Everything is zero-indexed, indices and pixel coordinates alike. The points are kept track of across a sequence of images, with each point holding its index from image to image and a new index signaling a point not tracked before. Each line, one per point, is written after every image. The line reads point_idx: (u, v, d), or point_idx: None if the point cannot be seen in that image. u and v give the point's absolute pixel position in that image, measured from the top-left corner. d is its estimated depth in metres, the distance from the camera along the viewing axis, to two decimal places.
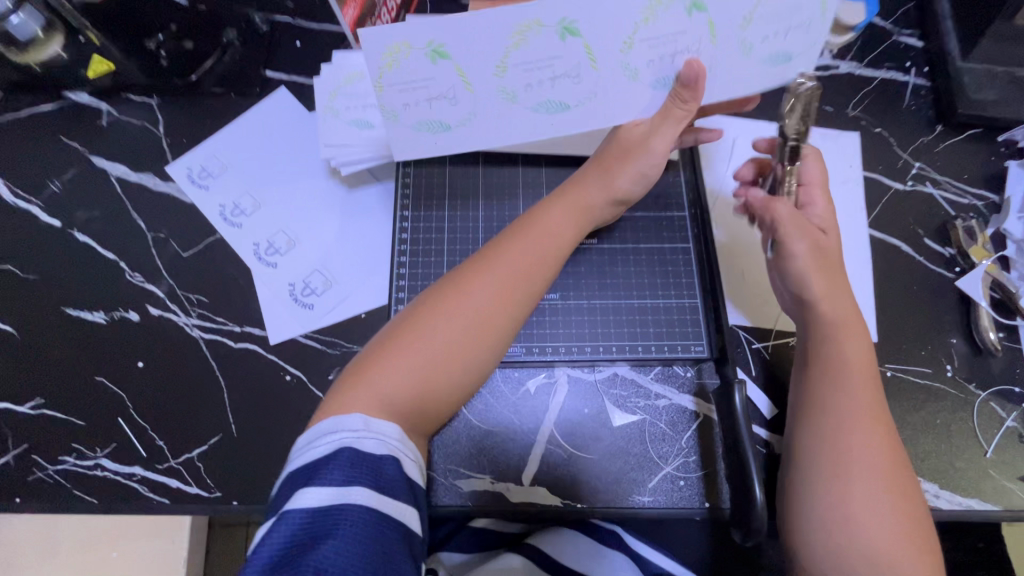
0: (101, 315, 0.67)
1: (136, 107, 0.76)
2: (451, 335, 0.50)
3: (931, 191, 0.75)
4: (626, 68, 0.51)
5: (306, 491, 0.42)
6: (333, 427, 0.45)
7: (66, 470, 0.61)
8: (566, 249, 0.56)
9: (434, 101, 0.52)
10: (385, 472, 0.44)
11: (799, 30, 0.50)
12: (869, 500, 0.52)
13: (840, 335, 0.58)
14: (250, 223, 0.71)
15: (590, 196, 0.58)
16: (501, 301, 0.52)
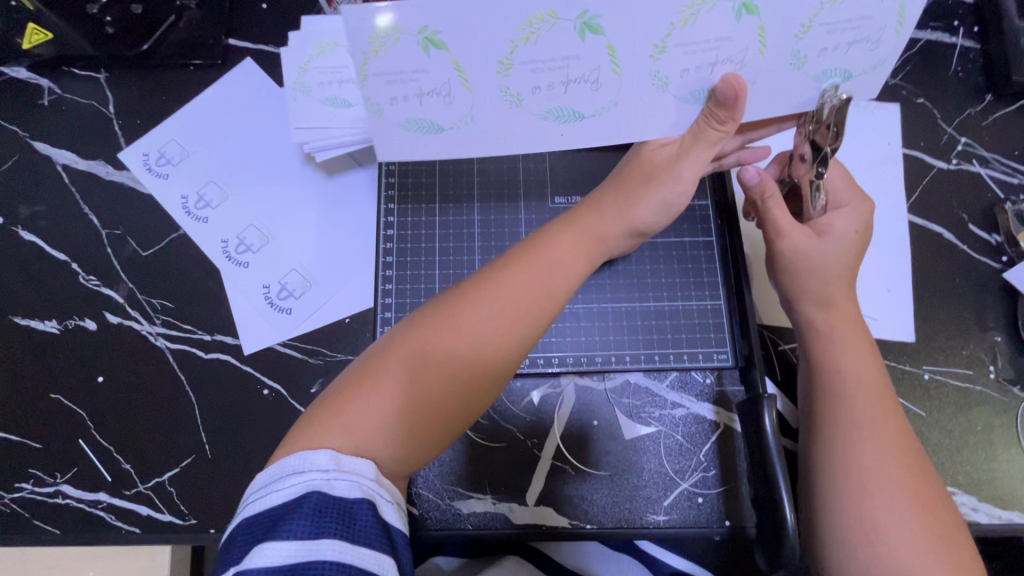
0: (54, 325, 0.60)
1: (81, 83, 0.67)
2: (443, 369, 0.43)
3: (978, 170, 0.67)
4: (658, 79, 0.46)
5: (263, 546, 0.36)
6: (298, 466, 0.39)
7: (25, 497, 0.55)
8: (576, 283, 0.49)
9: (425, 98, 0.45)
10: (361, 520, 0.37)
11: (861, 43, 0.45)
12: (896, 529, 0.44)
13: (845, 339, 0.51)
14: (217, 217, 0.63)
15: (606, 224, 0.51)
16: (500, 331, 0.45)
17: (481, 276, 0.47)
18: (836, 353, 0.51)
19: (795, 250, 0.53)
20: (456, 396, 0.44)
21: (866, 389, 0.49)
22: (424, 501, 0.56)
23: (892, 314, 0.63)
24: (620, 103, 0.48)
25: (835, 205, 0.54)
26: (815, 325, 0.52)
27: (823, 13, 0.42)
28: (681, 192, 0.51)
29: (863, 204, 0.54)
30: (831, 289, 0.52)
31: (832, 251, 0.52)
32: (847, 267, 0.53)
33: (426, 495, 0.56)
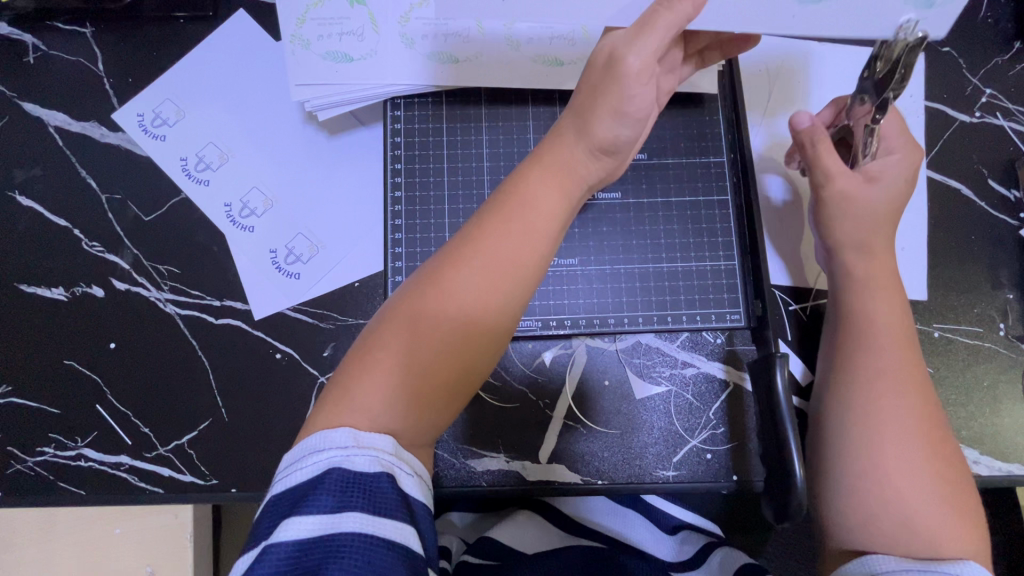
0: (61, 292, 0.59)
1: (67, 39, 0.63)
2: (438, 337, 0.43)
3: (1000, 123, 0.65)
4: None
5: (289, 522, 0.37)
6: (318, 445, 0.40)
7: (47, 461, 0.56)
8: (550, 221, 0.46)
9: None
10: (381, 492, 0.38)
11: None
12: (912, 476, 0.46)
13: (880, 290, 0.51)
14: (218, 179, 0.61)
15: (567, 152, 0.47)
16: (489, 294, 0.44)
17: (464, 241, 0.45)
18: (869, 304, 0.51)
19: (842, 197, 0.52)
20: (457, 363, 0.44)
21: (894, 339, 0.50)
22: (440, 460, 0.57)
23: (906, 272, 0.62)
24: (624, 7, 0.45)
25: (886, 152, 0.53)
26: (854, 276, 0.52)
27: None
28: (637, 96, 0.45)
29: (916, 151, 0.53)
30: (866, 240, 0.52)
31: (878, 199, 0.51)
32: (890, 217, 0.52)
33: (442, 454, 0.58)
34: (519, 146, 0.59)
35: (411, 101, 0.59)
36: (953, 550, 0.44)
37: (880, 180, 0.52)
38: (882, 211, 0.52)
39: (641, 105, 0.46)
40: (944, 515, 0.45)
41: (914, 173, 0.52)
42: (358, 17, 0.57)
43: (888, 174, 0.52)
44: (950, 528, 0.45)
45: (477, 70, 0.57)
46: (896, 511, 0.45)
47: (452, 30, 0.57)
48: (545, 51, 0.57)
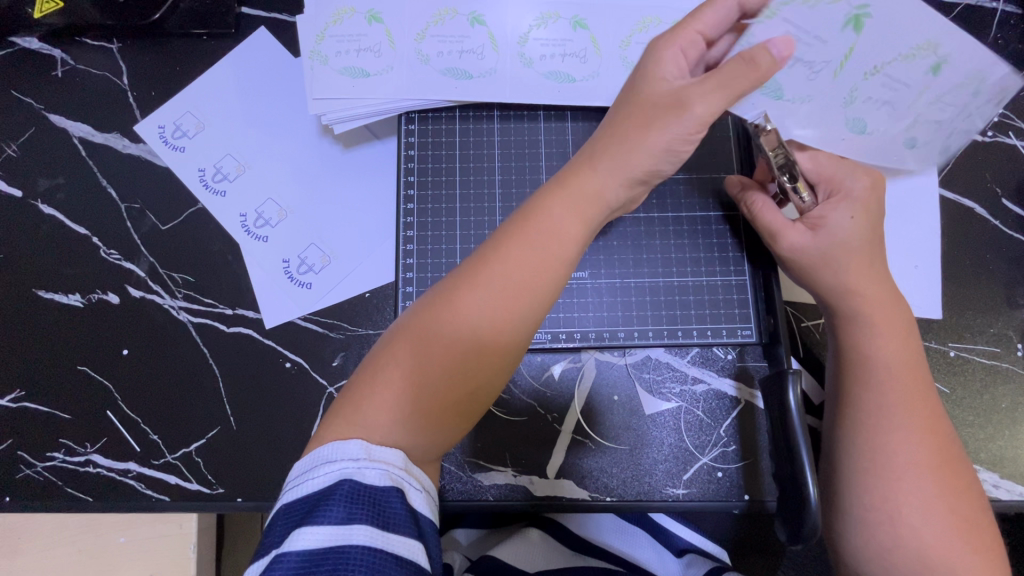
0: (77, 298, 0.60)
1: (96, 54, 0.66)
2: (450, 360, 0.43)
3: (1014, 143, 0.65)
4: (850, 93, 0.50)
5: (298, 532, 0.37)
6: (330, 455, 0.40)
7: (56, 467, 0.56)
8: (571, 250, 0.45)
9: (797, 64, 0.48)
10: (390, 507, 0.38)
11: (886, 108, 0.51)
12: (923, 512, 0.45)
13: (880, 327, 0.49)
14: (235, 190, 0.62)
15: (593, 179, 0.46)
16: (506, 317, 0.43)
17: (479, 260, 0.45)
18: (868, 345, 0.49)
19: (791, 251, 0.52)
20: (474, 383, 0.43)
21: (893, 379, 0.48)
22: (446, 473, 0.57)
23: (920, 290, 0.61)
24: (815, 99, 0.50)
25: (828, 195, 0.52)
26: (841, 315, 0.51)
27: (890, 64, 0.48)
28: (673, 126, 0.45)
29: (858, 182, 0.52)
30: (849, 279, 0.50)
31: (841, 239, 0.50)
32: (864, 253, 0.50)
33: (449, 467, 0.57)
34: (532, 160, 0.59)
35: (425, 115, 0.59)
36: None
37: (825, 228, 0.51)
38: (848, 248, 0.50)
39: (667, 142, 0.45)
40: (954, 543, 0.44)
41: (862, 205, 0.51)
42: (376, 33, 0.59)
43: (834, 220, 0.51)
44: (958, 561, 0.44)
45: (488, 85, 0.59)
46: (902, 538, 0.45)
47: (467, 48, 0.59)
48: (557, 69, 0.59)
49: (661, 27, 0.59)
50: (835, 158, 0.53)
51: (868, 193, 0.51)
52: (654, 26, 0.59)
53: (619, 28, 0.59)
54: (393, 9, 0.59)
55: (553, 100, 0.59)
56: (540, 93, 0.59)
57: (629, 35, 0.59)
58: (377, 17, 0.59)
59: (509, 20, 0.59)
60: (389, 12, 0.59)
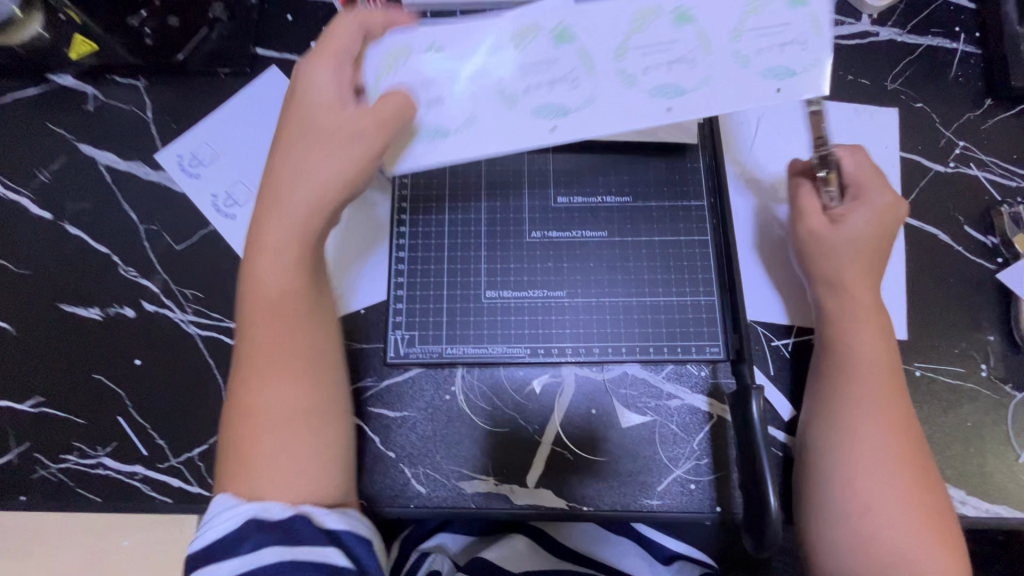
0: (96, 311, 0.65)
1: (124, 90, 0.73)
2: (255, 435, 0.50)
3: (976, 174, 0.69)
4: (738, 55, 0.48)
5: (220, 564, 0.45)
6: (219, 509, 0.47)
7: (69, 468, 0.60)
8: (305, 304, 0.53)
9: (670, 65, 0.49)
10: (297, 527, 0.47)
11: (736, 60, 0.48)
12: (883, 488, 0.51)
13: (862, 322, 0.56)
14: (244, 214, 0.68)
15: (274, 223, 0.52)
16: (299, 386, 0.51)
17: (252, 350, 0.52)
18: (854, 336, 0.55)
19: (810, 233, 0.59)
20: (307, 445, 0.50)
21: (874, 365, 0.55)
22: (431, 481, 0.60)
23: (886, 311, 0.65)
24: (713, 80, 0.48)
25: (855, 198, 0.58)
26: (828, 310, 0.57)
27: (749, 23, 0.49)
28: (325, 168, 0.51)
29: (882, 196, 0.57)
30: (842, 273, 0.56)
31: (849, 238, 0.57)
32: (867, 253, 0.56)
33: (434, 476, 0.60)
34: (514, 189, 0.67)
35: None
36: (909, 548, 0.50)
37: (841, 224, 0.57)
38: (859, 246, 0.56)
39: (323, 179, 0.51)
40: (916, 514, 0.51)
41: (878, 213, 0.57)
42: None
43: (852, 220, 0.57)
44: (912, 531, 0.50)
45: (467, 136, 0.50)
46: (870, 506, 0.51)
47: None
48: (547, 101, 0.50)
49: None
50: (868, 169, 0.58)
51: (881, 203, 0.57)
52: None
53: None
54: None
55: (545, 141, 0.49)
56: (533, 132, 0.49)
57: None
58: None
59: (473, 53, 0.51)
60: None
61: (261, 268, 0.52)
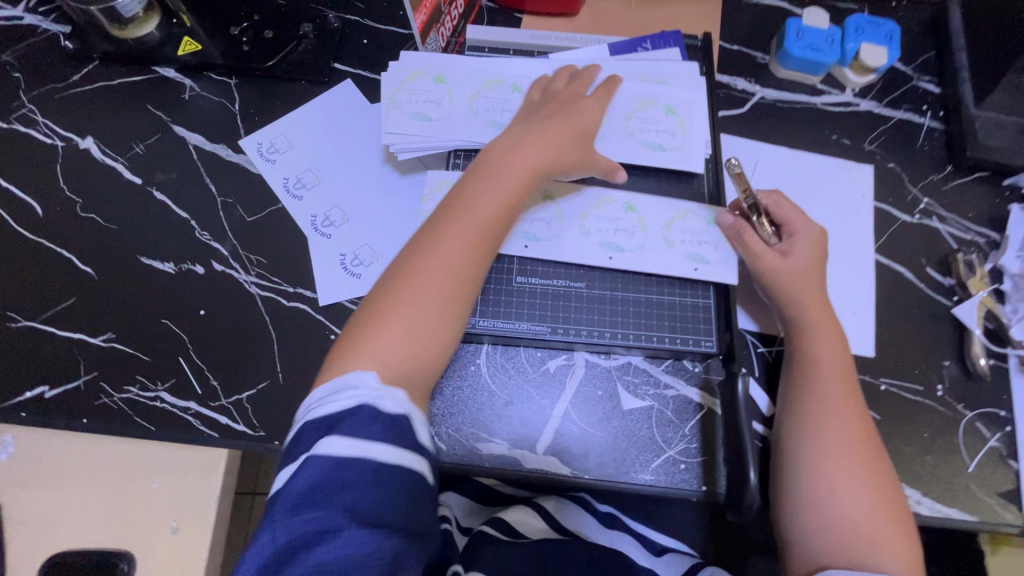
0: (171, 266, 0.74)
1: (217, 85, 0.84)
2: (410, 317, 0.56)
3: (937, 225, 0.81)
4: (668, 241, 0.72)
5: (332, 441, 0.47)
6: (343, 383, 0.50)
7: (130, 398, 0.68)
8: (496, 230, 0.61)
9: (703, 245, 0.72)
10: (405, 431, 0.48)
11: (709, 245, 0.72)
12: (850, 481, 0.58)
13: (821, 334, 0.65)
14: (310, 196, 0.78)
15: (507, 171, 0.63)
16: (452, 284, 0.58)
17: (424, 245, 0.60)
18: (818, 345, 0.64)
19: (769, 270, 0.68)
20: (428, 332, 0.56)
21: (837, 370, 0.63)
22: (453, 441, 0.68)
23: (857, 332, 0.74)
24: (705, 262, 0.71)
25: (789, 233, 0.69)
26: (797, 323, 0.66)
27: (681, 223, 0.73)
28: (519, 157, 0.64)
29: (811, 228, 0.69)
30: (806, 295, 0.66)
31: (799, 266, 0.67)
32: (816, 277, 0.67)
33: (456, 437, 0.68)
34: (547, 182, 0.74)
35: (470, 153, 0.75)
36: (878, 536, 0.56)
37: (791, 257, 0.68)
38: (806, 274, 0.67)
39: (531, 152, 0.65)
40: (877, 493, 0.58)
41: (813, 242, 0.68)
42: (439, 90, 0.76)
43: (798, 251, 0.68)
44: (877, 518, 0.57)
45: None
46: (841, 489, 0.58)
47: (508, 108, 0.76)
48: (525, 228, 0.72)
49: (656, 108, 0.76)
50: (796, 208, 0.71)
51: (816, 241, 0.69)
52: (652, 107, 0.76)
53: (627, 106, 0.76)
54: (454, 73, 0.77)
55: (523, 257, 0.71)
56: (597, 257, 0.71)
57: (631, 112, 0.76)
58: (442, 78, 0.76)
59: None
60: (451, 76, 0.76)
61: (462, 198, 0.62)
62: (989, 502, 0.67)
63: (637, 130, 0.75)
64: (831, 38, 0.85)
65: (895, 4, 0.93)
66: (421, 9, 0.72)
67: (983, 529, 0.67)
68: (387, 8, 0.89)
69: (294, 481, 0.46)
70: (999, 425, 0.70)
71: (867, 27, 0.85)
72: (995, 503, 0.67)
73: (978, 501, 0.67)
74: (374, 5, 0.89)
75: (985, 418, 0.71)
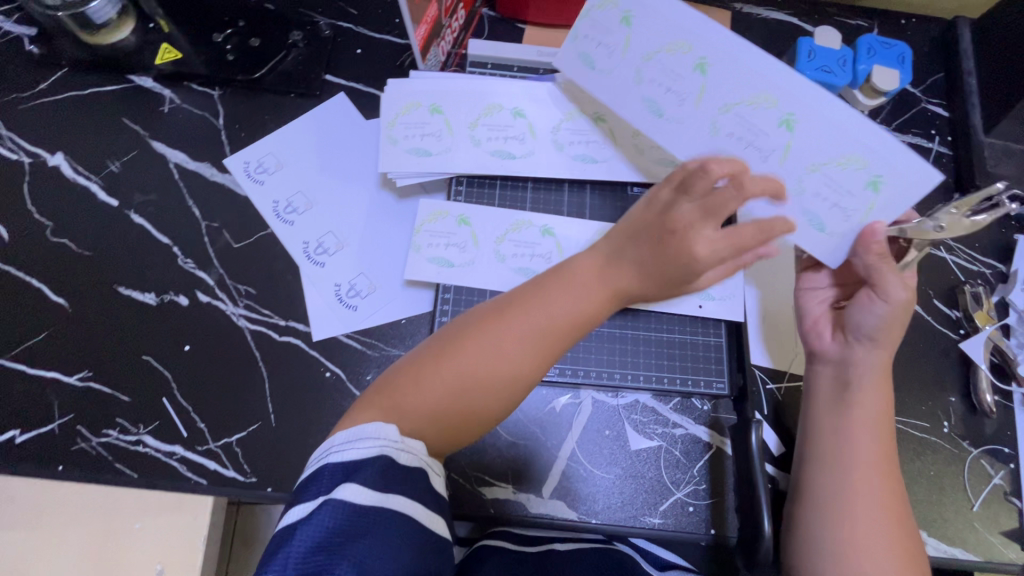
0: (152, 297, 0.69)
1: (199, 97, 0.79)
2: (446, 384, 0.51)
3: (945, 256, 0.80)
4: None
5: (346, 486, 0.44)
6: (372, 432, 0.47)
7: (109, 443, 0.63)
8: (560, 329, 0.54)
9: None
10: (419, 482, 0.47)
11: None
12: (872, 533, 0.52)
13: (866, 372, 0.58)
14: (301, 221, 0.73)
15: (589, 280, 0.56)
16: (501, 368, 0.52)
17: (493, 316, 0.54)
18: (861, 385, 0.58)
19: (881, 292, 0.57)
20: (454, 405, 0.51)
21: (876, 416, 0.56)
22: (455, 484, 0.65)
23: None
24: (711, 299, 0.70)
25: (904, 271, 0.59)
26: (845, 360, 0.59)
27: None
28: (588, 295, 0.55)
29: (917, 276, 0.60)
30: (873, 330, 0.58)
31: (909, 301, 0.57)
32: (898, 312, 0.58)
33: (457, 480, 0.66)
34: (554, 209, 0.72)
35: (472, 180, 0.72)
36: None
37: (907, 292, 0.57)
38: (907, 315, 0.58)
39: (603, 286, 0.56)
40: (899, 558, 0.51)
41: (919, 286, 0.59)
42: (437, 122, 0.71)
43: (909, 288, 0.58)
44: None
45: (468, 274, 0.68)
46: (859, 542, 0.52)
47: (512, 134, 0.71)
48: (524, 265, 0.68)
49: (770, 111, 0.58)
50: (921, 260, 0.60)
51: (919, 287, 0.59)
52: (852, 168, 0.55)
53: (819, 152, 0.56)
54: (647, 14, 0.61)
55: None
56: None
57: (736, 102, 0.59)
58: (438, 109, 0.72)
59: (491, 223, 0.70)
60: (644, 15, 0.62)
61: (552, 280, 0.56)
62: (993, 542, 0.67)
63: (809, 193, 0.58)
64: (843, 60, 0.83)
65: (905, 22, 0.91)
66: (422, 22, 0.68)
67: (986, 568, 0.67)
68: (382, 15, 0.83)
69: (301, 527, 0.42)
70: (1002, 463, 0.70)
71: (878, 48, 0.83)
72: (999, 542, 0.67)
73: (982, 541, 0.67)
74: (369, 11, 0.83)
75: (989, 456, 0.71)
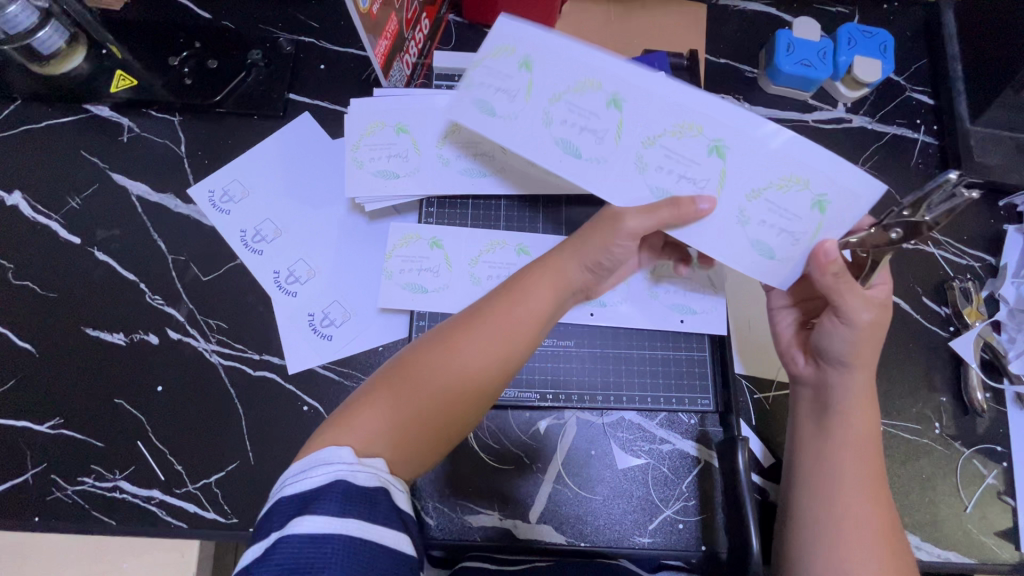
0: (121, 338, 0.67)
1: (159, 124, 0.76)
2: (410, 395, 0.48)
3: (933, 251, 0.78)
4: (652, 293, 0.70)
5: (301, 519, 0.40)
6: (326, 457, 0.43)
7: (85, 491, 0.62)
8: (530, 325, 0.53)
9: (689, 293, 0.70)
10: (381, 503, 0.42)
11: (694, 293, 0.70)
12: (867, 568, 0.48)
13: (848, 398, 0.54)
14: (271, 250, 0.71)
15: (567, 273, 0.55)
16: (465, 372, 0.50)
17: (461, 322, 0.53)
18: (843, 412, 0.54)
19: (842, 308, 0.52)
20: (416, 415, 0.48)
21: (861, 443, 0.53)
22: (440, 515, 0.64)
23: None
24: (693, 313, 0.69)
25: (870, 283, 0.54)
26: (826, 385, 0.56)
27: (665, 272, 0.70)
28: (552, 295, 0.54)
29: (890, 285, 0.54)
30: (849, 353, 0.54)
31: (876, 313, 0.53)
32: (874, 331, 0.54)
33: (443, 509, 0.64)
34: (530, 227, 0.70)
35: (443, 201, 0.70)
36: None
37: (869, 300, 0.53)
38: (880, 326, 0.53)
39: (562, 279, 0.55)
40: None
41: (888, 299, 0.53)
42: (403, 142, 0.69)
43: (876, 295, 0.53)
44: None
45: (444, 300, 0.66)
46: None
47: (482, 150, 0.69)
48: None
49: (696, 140, 0.52)
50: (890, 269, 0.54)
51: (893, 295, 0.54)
52: (796, 189, 0.52)
53: (753, 177, 0.53)
54: (544, 58, 0.54)
55: None
56: (578, 315, 0.69)
57: (657, 135, 0.53)
58: (404, 128, 0.69)
59: (464, 245, 0.68)
60: (544, 60, 0.54)
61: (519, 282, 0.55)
62: (987, 543, 0.67)
63: (754, 220, 0.54)
64: (824, 51, 0.80)
65: (886, 7, 0.88)
66: (382, 35, 0.65)
67: (981, 570, 0.66)
68: (344, 28, 0.80)
69: (254, 569, 0.38)
70: (995, 462, 0.69)
71: (858, 37, 0.80)
72: (993, 544, 0.67)
73: (976, 543, 0.67)
74: (330, 24, 0.80)
75: (982, 456, 0.70)
